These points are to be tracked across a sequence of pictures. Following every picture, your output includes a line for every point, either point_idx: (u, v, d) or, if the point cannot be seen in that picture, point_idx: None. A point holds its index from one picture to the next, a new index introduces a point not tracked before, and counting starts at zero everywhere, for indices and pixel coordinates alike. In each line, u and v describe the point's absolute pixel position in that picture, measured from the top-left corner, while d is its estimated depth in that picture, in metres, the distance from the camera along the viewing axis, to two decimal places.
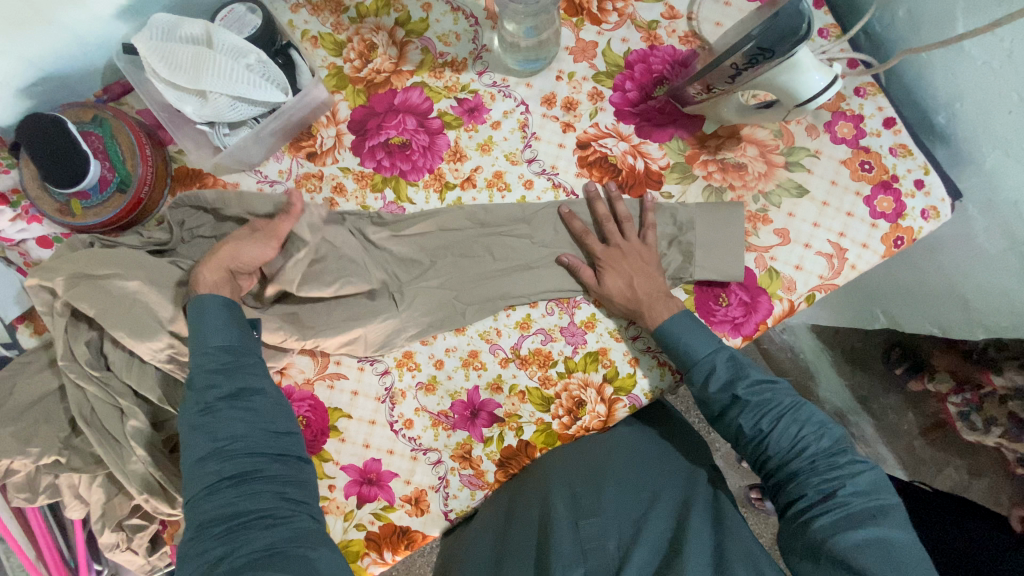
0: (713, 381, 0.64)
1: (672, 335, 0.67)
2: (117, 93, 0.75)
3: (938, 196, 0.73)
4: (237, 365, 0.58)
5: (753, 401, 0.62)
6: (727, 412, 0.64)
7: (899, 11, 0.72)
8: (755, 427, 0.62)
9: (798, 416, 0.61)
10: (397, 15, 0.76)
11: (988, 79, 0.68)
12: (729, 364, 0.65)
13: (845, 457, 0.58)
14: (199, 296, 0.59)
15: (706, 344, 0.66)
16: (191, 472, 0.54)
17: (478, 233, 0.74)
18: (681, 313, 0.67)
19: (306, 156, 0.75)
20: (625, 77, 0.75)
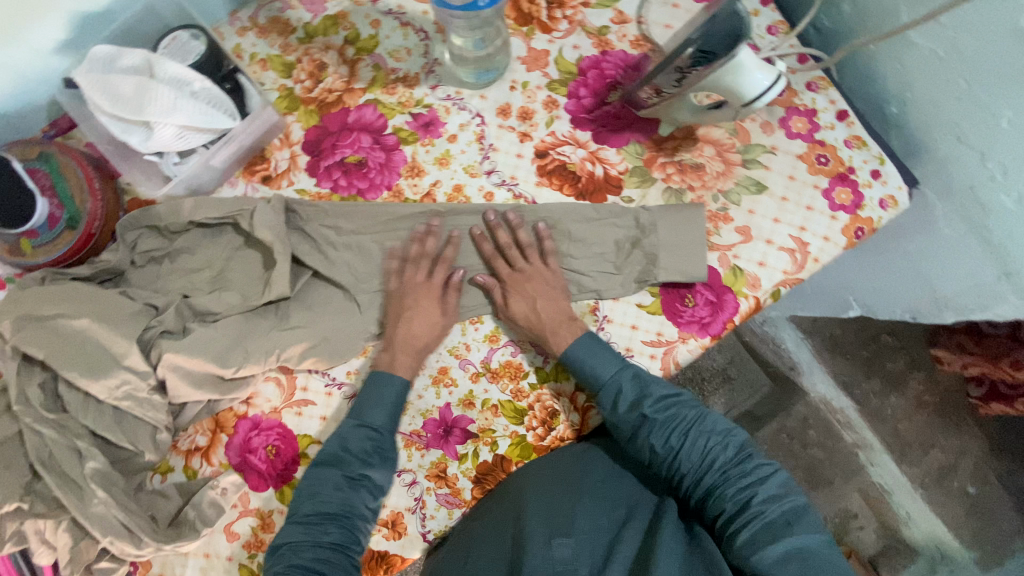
0: (621, 403, 0.65)
1: (577, 360, 0.67)
2: (64, 127, 0.73)
3: (895, 184, 0.73)
4: (383, 446, 0.66)
5: (660, 419, 0.63)
6: (638, 433, 0.64)
7: (844, 5, 0.72)
8: (667, 446, 0.62)
9: (703, 428, 0.63)
10: (345, 34, 0.75)
11: (935, 66, 0.68)
12: (633, 383, 0.66)
13: (751, 463, 0.60)
14: (380, 374, 0.68)
15: (611, 366, 0.66)
16: (321, 477, 0.64)
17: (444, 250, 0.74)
18: (588, 337, 0.68)
19: (261, 180, 0.74)
20: (579, 84, 0.75)
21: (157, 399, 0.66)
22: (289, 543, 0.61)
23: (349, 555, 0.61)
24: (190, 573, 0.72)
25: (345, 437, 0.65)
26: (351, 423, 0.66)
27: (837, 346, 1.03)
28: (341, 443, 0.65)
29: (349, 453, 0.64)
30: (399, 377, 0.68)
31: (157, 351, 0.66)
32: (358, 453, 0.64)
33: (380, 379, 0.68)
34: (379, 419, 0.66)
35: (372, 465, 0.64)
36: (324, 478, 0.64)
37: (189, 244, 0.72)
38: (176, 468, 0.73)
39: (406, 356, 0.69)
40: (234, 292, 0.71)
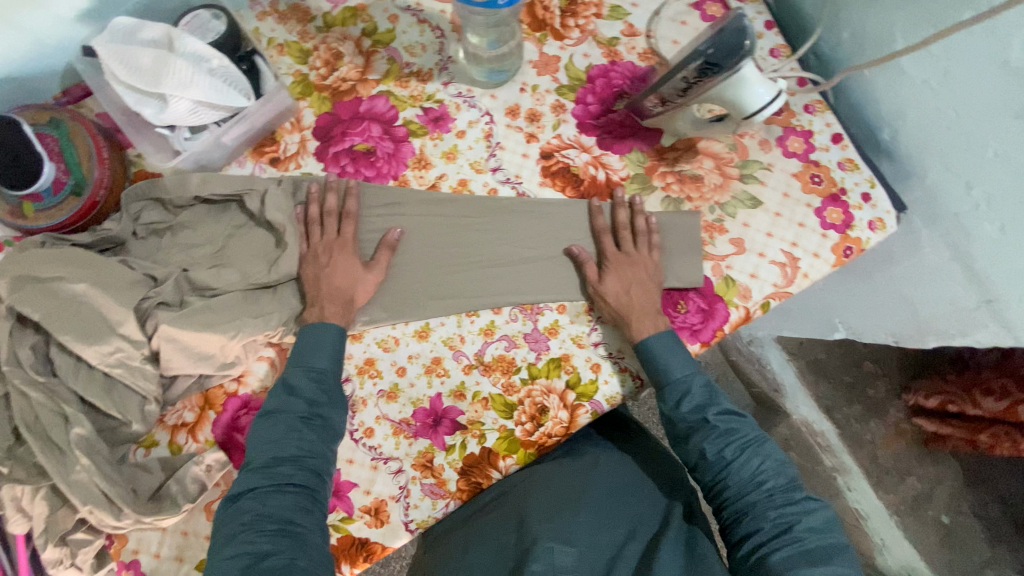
0: (687, 402, 0.67)
1: (651, 354, 0.69)
2: (76, 96, 0.73)
3: (884, 208, 0.76)
4: (329, 387, 0.66)
5: (720, 428, 0.65)
6: (692, 435, 0.66)
7: (843, 33, 0.75)
8: (718, 454, 0.64)
9: (760, 450, 0.64)
10: (363, 26, 0.77)
11: (928, 96, 0.70)
12: (704, 389, 0.67)
13: (800, 494, 0.62)
14: (311, 324, 0.68)
15: (684, 366, 0.68)
16: (267, 420, 0.63)
17: (452, 233, 0.76)
18: (666, 334, 0.69)
19: (269, 161, 0.75)
20: (587, 91, 0.77)
21: (149, 368, 0.66)
22: (252, 491, 0.59)
23: (315, 499, 0.60)
24: (166, 551, 0.72)
25: (289, 382, 0.65)
26: (294, 368, 0.65)
27: (821, 369, 1.08)
28: (285, 391, 0.65)
29: (304, 397, 0.64)
30: (334, 324, 0.68)
31: (153, 321, 0.66)
32: (306, 395, 0.63)
33: (318, 332, 0.67)
34: (321, 362, 0.66)
35: (322, 405, 0.64)
36: (278, 422, 0.62)
37: (192, 220, 0.73)
38: (161, 443, 0.72)
39: (333, 307, 0.68)
40: (233, 270, 0.71)
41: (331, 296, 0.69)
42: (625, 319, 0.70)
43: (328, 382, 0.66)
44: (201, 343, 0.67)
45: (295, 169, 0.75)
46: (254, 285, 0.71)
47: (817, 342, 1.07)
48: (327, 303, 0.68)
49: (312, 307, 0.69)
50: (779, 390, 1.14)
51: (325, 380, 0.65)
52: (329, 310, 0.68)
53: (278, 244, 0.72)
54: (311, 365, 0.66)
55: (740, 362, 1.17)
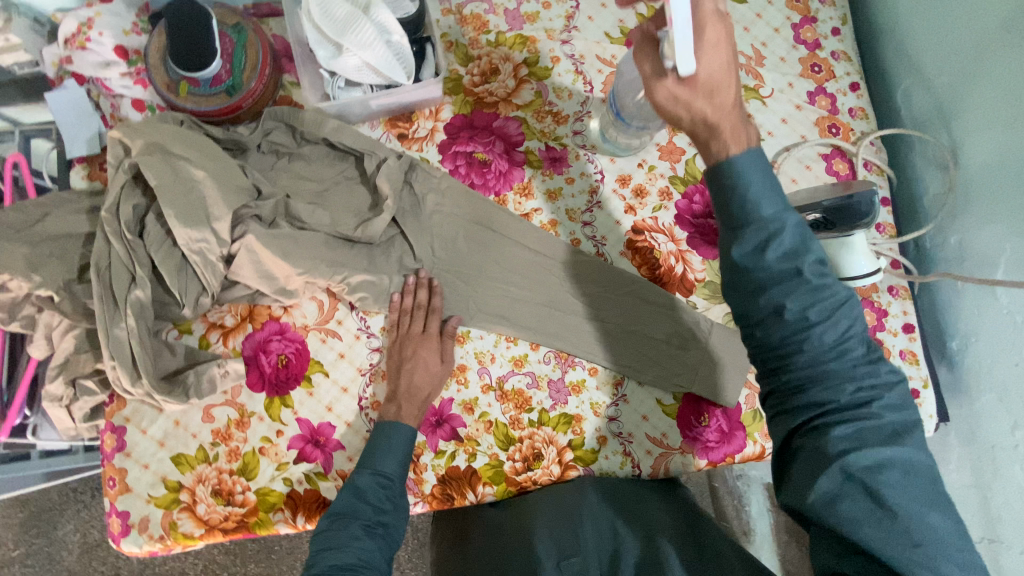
0: (776, 248, 0.49)
1: (747, 186, 0.50)
2: (263, 12, 0.82)
3: (928, 411, 0.77)
4: (393, 494, 0.67)
5: (813, 283, 0.49)
6: (765, 294, 0.50)
7: (951, 239, 0.77)
8: (801, 315, 0.49)
9: (854, 310, 0.50)
10: (527, 55, 0.82)
11: (1009, 330, 0.70)
12: (799, 234, 0.50)
13: (883, 364, 0.50)
14: (384, 426, 0.70)
15: (778, 199, 0.50)
16: (330, 525, 0.63)
17: (497, 238, 0.79)
18: (760, 150, 0.51)
19: (397, 135, 0.81)
20: (696, 190, 0.81)
21: (220, 267, 0.70)
22: None
23: None
24: (154, 431, 0.75)
25: (359, 487, 0.66)
26: (365, 471, 0.67)
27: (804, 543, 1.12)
28: (351, 493, 0.66)
29: (369, 501, 0.66)
30: (407, 427, 0.70)
31: (243, 228, 0.71)
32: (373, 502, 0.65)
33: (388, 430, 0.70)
34: (390, 466, 0.68)
35: (386, 513, 0.66)
36: (343, 529, 0.63)
37: (310, 155, 0.78)
38: (194, 333, 0.76)
39: (410, 407, 0.71)
40: (326, 213, 0.76)
41: (409, 395, 0.72)
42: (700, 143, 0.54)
43: (393, 491, 0.68)
44: (272, 265, 0.72)
45: (417, 151, 0.81)
46: (339, 236, 0.75)
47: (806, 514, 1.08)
48: (395, 395, 0.72)
49: (388, 404, 0.72)
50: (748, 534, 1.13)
51: (392, 494, 0.67)
52: (405, 410, 0.71)
53: (375, 208, 0.77)
54: (377, 470, 0.68)
55: (722, 493, 1.15)
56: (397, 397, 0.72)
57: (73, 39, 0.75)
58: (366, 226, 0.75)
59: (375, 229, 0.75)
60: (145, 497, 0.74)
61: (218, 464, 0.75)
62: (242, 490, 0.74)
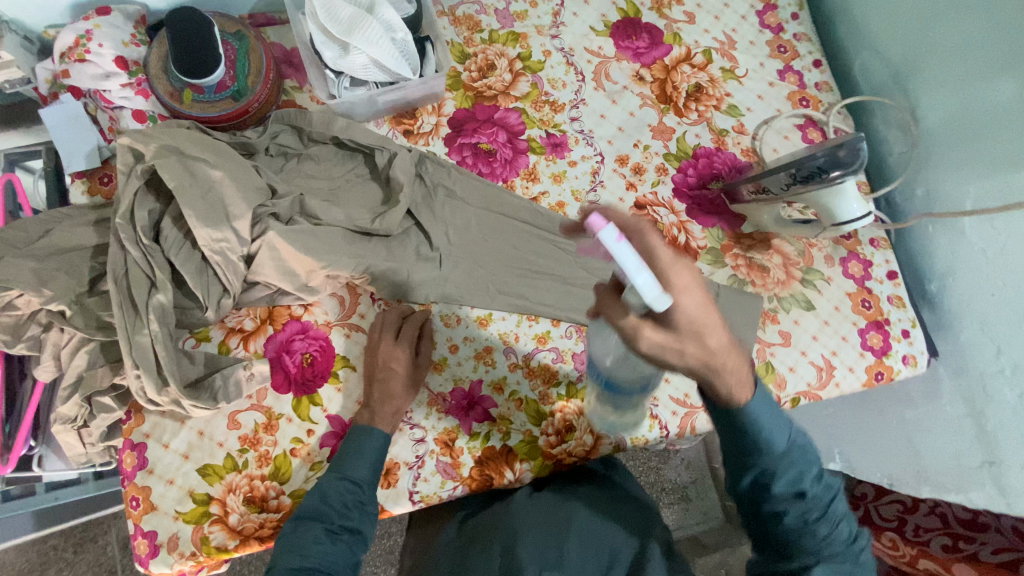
0: (780, 479, 0.55)
1: (755, 424, 0.54)
2: (258, 22, 0.83)
3: (919, 348, 0.83)
4: (360, 501, 0.67)
5: (810, 495, 0.56)
6: (768, 501, 0.56)
7: (918, 190, 0.85)
8: (801, 519, 0.56)
9: (839, 511, 0.57)
10: (520, 50, 0.87)
11: (982, 262, 0.78)
12: (801, 454, 0.56)
13: (859, 545, 0.58)
14: (356, 431, 0.69)
15: (785, 435, 0.55)
16: (292, 531, 0.63)
17: (485, 212, 0.81)
18: (765, 391, 0.55)
19: (403, 131, 0.83)
20: (689, 164, 0.86)
21: (240, 266, 0.70)
22: None
23: None
24: (176, 444, 0.73)
25: (326, 492, 0.66)
26: (332, 476, 0.67)
27: None
28: (320, 497, 0.66)
29: (335, 506, 0.65)
30: (379, 431, 0.69)
31: (263, 226, 0.70)
32: (337, 507, 0.65)
33: (362, 435, 0.69)
34: (362, 474, 0.67)
35: (353, 520, 0.65)
36: (307, 535, 0.62)
37: (320, 155, 0.79)
38: (212, 340, 0.75)
39: (385, 415, 0.70)
40: (341, 210, 0.76)
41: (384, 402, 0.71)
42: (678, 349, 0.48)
43: (361, 493, 0.67)
44: (295, 261, 0.72)
45: (425, 146, 0.83)
46: (360, 228, 0.76)
47: None
48: (369, 403, 0.71)
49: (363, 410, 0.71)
50: None
51: (363, 496, 0.67)
52: (381, 414, 0.70)
53: (390, 200, 0.78)
54: (351, 477, 0.67)
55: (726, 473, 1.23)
56: (371, 403, 0.71)
57: (71, 51, 0.74)
58: (385, 219, 0.76)
59: (393, 221, 0.76)
60: (172, 514, 0.71)
61: (248, 470, 0.73)
62: (276, 494, 0.73)
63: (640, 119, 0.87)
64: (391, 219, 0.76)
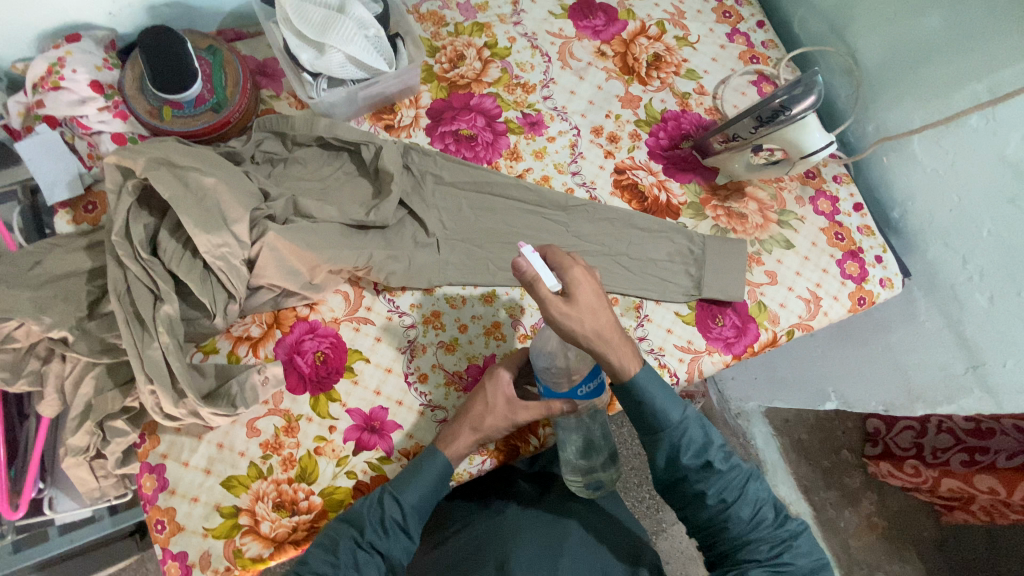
0: (687, 452, 0.63)
1: (649, 399, 0.63)
2: (230, 37, 0.86)
3: (893, 270, 0.89)
4: (397, 526, 0.65)
5: (720, 471, 0.63)
6: (690, 481, 0.63)
7: (868, 126, 0.92)
8: (719, 498, 0.63)
9: (756, 487, 0.64)
10: (486, 39, 0.91)
11: (937, 180, 0.85)
12: (702, 430, 0.64)
13: (787, 521, 0.65)
14: (426, 454, 0.69)
15: (680, 410, 0.64)
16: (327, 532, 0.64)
17: (494, 203, 0.84)
18: (650, 365, 0.64)
19: (384, 126, 0.85)
20: (659, 128, 0.92)
21: (243, 270, 0.71)
22: None
23: None
24: (196, 460, 0.71)
25: (374, 504, 0.65)
26: (385, 492, 0.66)
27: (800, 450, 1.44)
28: (367, 507, 0.65)
29: (371, 521, 0.64)
30: (447, 461, 0.68)
31: (260, 229, 0.71)
32: (368, 520, 0.64)
33: (424, 457, 0.69)
34: (411, 500, 0.66)
35: (384, 541, 0.64)
36: (338, 535, 0.63)
37: (306, 158, 0.81)
38: (220, 351, 0.75)
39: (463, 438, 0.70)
40: (333, 207, 0.77)
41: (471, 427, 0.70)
42: (580, 328, 0.58)
43: (399, 512, 0.65)
44: (296, 259, 0.72)
45: (409, 138, 0.86)
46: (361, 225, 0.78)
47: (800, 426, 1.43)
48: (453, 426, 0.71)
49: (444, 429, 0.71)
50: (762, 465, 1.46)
51: (409, 523, 0.65)
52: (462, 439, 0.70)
53: (383, 190, 0.80)
54: (401, 498, 0.65)
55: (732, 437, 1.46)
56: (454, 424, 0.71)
57: (45, 80, 0.73)
58: (380, 209, 0.77)
59: (387, 211, 0.77)
60: (201, 532, 0.69)
61: (274, 476, 0.72)
62: (306, 495, 0.71)
63: (608, 91, 0.92)
64: (385, 208, 0.77)
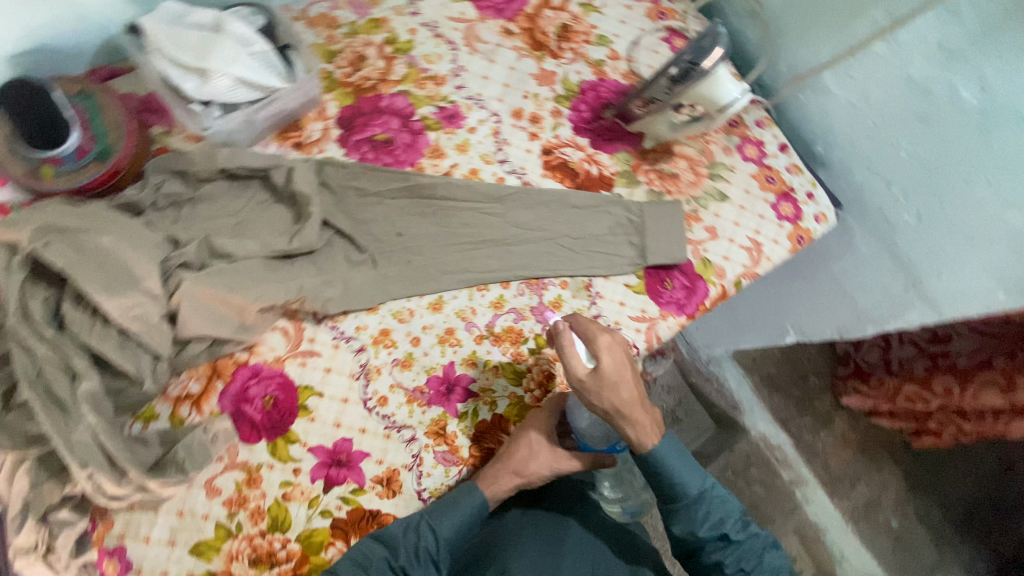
0: (702, 523, 0.69)
1: (669, 472, 0.68)
2: (104, 76, 0.78)
3: (825, 205, 0.92)
4: (429, 554, 0.66)
5: (735, 541, 0.68)
6: (708, 551, 0.69)
7: (783, 67, 0.93)
8: (738, 568, 0.68)
9: (770, 555, 0.70)
10: (385, 35, 0.86)
11: (852, 111, 0.87)
12: (718, 503, 0.70)
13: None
14: (467, 486, 0.70)
15: (698, 482, 0.70)
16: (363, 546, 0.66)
17: (427, 207, 0.81)
18: (670, 437, 0.69)
19: (293, 145, 0.80)
20: (580, 101, 0.89)
21: (165, 327, 0.66)
22: None
23: None
24: (157, 533, 0.67)
25: (411, 528, 0.67)
26: (423, 518, 0.67)
27: (770, 383, 1.49)
28: (403, 528, 0.67)
29: (406, 548, 0.66)
30: (483, 495, 0.70)
31: (176, 279, 0.67)
32: (401, 548, 0.65)
33: (462, 493, 0.70)
34: (446, 531, 0.67)
35: (413, 568, 0.65)
36: (372, 557, 0.65)
37: (213, 194, 0.75)
38: (160, 416, 0.70)
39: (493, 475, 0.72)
40: (253, 241, 0.73)
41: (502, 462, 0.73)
42: (607, 400, 0.63)
43: (432, 538, 0.67)
44: (221, 304, 0.68)
45: (321, 152, 0.81)
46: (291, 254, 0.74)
47: (767, 360, 1.49)
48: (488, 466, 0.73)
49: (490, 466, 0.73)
50: (737, 407, 1.48)
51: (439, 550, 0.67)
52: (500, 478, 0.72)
53: (303, 214, 0.75)
54: (438, 527, 0.67)
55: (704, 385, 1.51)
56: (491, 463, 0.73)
57: None
58: (302, 234, 0.73)
59: (309, 235, 0.74)
60: None
61: (245, 532, 0.68)
62: (283, 544, 0.69)
63: (522, 71, 0.89)
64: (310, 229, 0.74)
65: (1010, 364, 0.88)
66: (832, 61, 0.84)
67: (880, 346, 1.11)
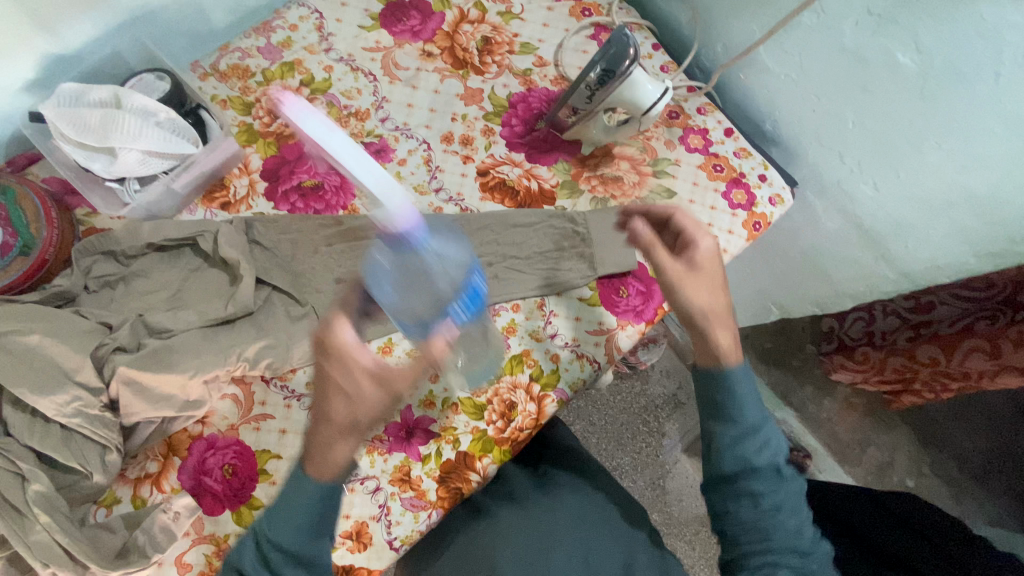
0: (756, 453, 0.64)
1: (733, 375, 0.65)
2: (22, 164, 0.77)
3: (779, 185, 0.88)
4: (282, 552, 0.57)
5: (776, 480, 0.65)
6: (740, 473, 0.64)
7: (718, 46, 0.88)
8: (762, 487, 0.64)
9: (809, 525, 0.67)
10: (301, 77, 0.84)
11: (792, 85, 0.83)
12: (769, 443, 0.65)
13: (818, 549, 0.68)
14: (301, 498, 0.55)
15: (756, 411, 0.65)
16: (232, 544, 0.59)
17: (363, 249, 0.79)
18: (746, 361, 0.66)
19: (220, 206, 0.79)
20: (511, 115, 0.86)
21: (108, 416, 0.65)
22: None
23: None
24: None
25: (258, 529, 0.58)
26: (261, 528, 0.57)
27: (769, 356, 1.38)
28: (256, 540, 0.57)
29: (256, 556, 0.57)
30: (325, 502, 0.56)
31: (110, 366, 0.66)
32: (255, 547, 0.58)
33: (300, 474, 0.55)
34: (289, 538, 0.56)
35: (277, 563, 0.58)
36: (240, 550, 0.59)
37: (145, 269, 0.74)
38: (123, 500, 0.69)
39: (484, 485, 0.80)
40: (189, 311, 0.71)
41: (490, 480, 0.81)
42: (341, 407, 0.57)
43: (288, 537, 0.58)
44: (161, 383, 0.67)
45: (251, 208, 0.79)
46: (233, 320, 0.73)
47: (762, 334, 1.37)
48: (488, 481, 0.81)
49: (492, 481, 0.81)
50: None
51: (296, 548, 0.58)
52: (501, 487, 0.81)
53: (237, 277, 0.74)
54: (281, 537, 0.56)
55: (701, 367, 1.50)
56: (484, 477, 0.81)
57: None
58: (237, 297, 0.72)
59: (246, 297, 0.72)
60: None
61: None
62: None
63: (446, 93, 0.86)
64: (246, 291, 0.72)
65: (991, 329, 0.82)
66: (764, 37, 0.79)
67: (864, 319, 1.04)
